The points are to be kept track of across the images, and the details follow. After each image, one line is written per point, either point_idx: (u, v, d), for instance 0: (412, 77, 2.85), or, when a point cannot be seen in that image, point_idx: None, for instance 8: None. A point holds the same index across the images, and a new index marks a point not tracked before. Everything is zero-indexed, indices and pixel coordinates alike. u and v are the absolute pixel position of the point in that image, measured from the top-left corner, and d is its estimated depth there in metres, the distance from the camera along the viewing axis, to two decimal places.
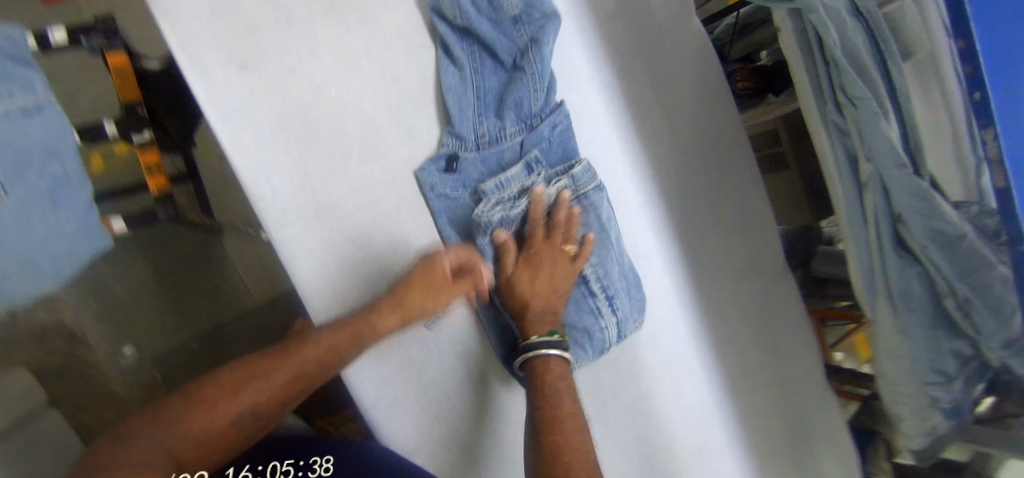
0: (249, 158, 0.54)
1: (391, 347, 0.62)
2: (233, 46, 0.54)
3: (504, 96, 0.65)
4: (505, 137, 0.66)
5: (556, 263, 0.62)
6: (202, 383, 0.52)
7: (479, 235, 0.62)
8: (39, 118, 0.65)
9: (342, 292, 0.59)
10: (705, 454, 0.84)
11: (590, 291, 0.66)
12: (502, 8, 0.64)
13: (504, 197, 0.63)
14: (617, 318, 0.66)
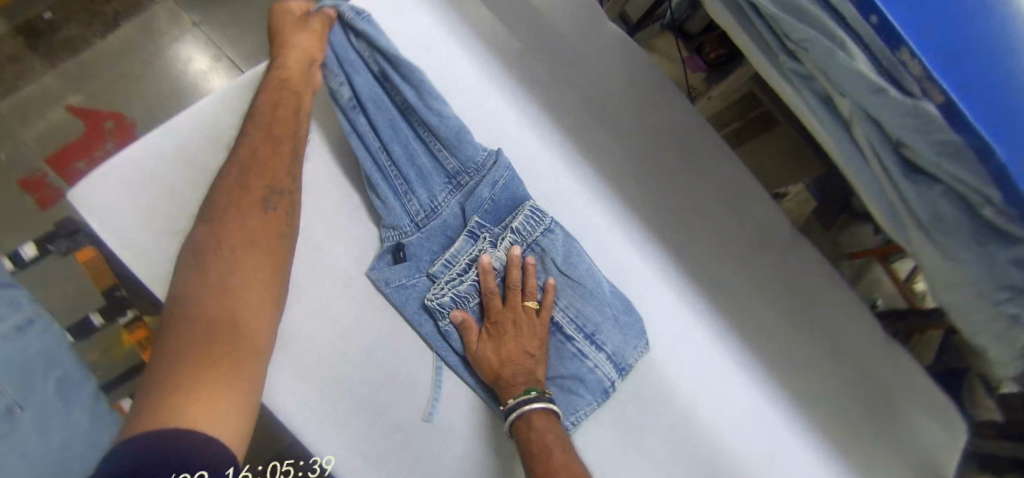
0: None
1: (391, 449, 0.60)
2: (160, 217, 0.59)
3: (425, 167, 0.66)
4: (443, 207, 0.66)
5: (523, 321, 0.62)
6: (179, 369, 0.45)
7: (439, 319, 0.62)
8: (33, 330, 0.69)
9: (325, 413, 0.59)
10: (779, 462, 0.74)
11: (567, 336, 0.64)
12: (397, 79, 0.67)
13: (456, 271, 0.64)
14: (607, 355, 0.63)
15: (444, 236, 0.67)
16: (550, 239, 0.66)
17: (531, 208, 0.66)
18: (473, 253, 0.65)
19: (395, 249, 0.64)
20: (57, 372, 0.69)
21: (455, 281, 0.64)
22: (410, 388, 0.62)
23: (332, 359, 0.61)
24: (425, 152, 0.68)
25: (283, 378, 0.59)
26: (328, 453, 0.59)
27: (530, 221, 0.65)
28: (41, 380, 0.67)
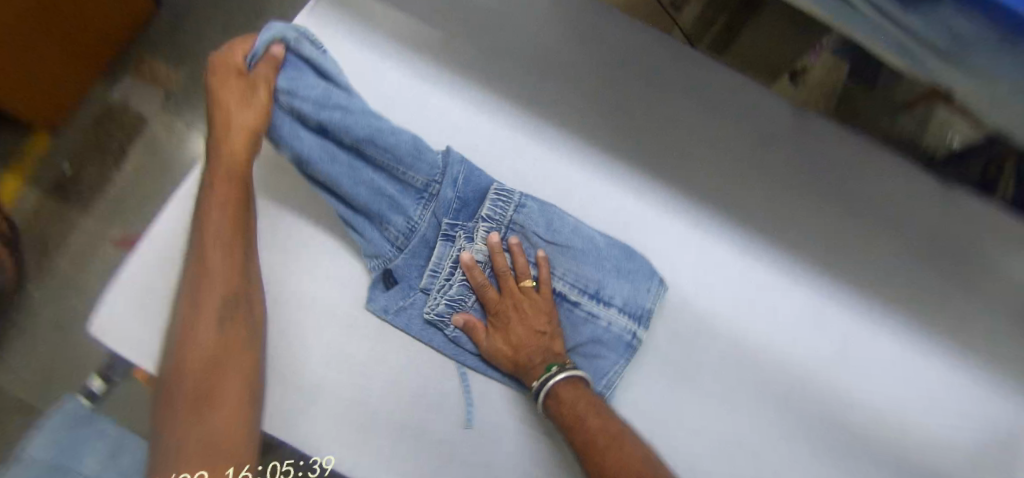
0: None
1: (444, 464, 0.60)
2: (167, 323, 0.61)
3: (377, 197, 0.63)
4: (416, 221, 0.65)
5: (525, 303, 0.62)
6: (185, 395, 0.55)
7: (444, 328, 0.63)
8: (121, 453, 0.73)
9: (374, 448, 0.60)
10: (855, 350, 0.68)
11: (573, 303, 0.63)
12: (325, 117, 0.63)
13: (445, 278, 0.64)
14: (618, 308, 0.62)
15: (426, 243, 0.66)
16: (528, 214, 0.64)
17: (498, 190, 0.64)
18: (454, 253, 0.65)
19: (383, 275, 0.64)
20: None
21: (445, 285, 0.64)
22: (443, 403, 0.62)
23: (363, 397, 0.61)
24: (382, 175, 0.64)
25: (325, 428, 0.60)
26: None
27: (502, 204, 0.64)
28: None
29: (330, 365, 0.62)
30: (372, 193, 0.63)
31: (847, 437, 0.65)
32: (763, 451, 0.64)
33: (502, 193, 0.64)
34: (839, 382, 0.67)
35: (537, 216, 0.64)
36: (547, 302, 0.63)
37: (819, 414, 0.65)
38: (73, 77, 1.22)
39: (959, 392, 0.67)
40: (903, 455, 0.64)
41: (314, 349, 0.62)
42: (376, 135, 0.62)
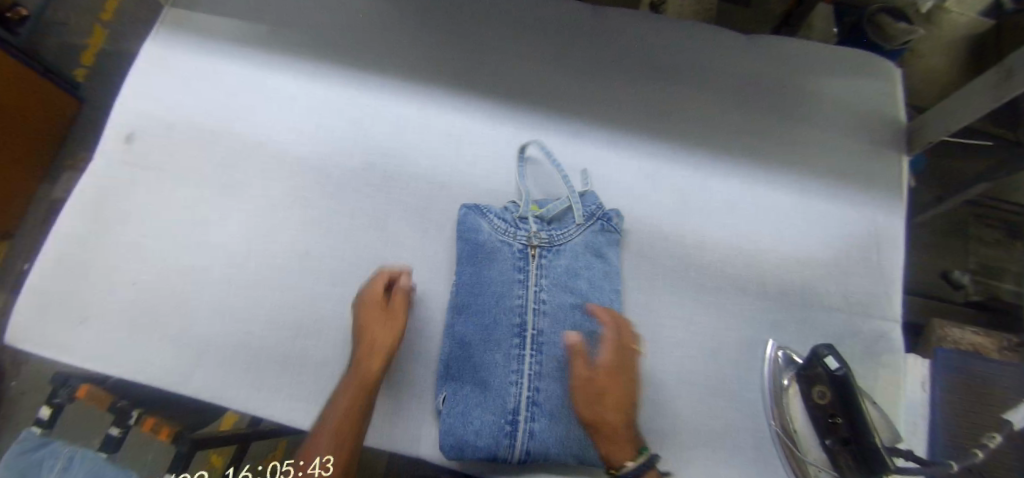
0: (131, 364, 0.66)
1: (328, 383, 0.64)
2: (68, 316, 0.68)
3: (491, 265, 0.66)
4: (485, 237, 0.67)
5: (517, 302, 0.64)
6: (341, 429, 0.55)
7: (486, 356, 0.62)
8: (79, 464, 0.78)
9: (266, 382, 0.64)
10: (698, 195, 0.72)
11: (513, 223, 0.68)
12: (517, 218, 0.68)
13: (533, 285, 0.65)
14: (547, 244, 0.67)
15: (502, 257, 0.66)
16: (554, 257, 0.67)
17: (583, 212, 0.69)
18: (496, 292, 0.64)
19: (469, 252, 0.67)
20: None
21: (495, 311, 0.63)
22: (320, 331, 0.66)
23: (245, 340, 0.66)
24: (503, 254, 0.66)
25: (215, 374, 0.65)
26: (278, 414, 0.63)
27: (539, 224, 0.68)
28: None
29: (212, 318, 0.67)
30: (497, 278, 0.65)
31: (703, 272, 0.69)
32: (628, 304, 0.68)
33: (525, 252, 0.66)
34: (687, 228, 0.71)
35: (606, 244, 0.68)
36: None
37: (673, 262, 0.69)
38: (21, 181, 1.19)
39: (801, 212, 0.73)
40: (757, 277, 0.70)
41: (197, 310, 0.67)
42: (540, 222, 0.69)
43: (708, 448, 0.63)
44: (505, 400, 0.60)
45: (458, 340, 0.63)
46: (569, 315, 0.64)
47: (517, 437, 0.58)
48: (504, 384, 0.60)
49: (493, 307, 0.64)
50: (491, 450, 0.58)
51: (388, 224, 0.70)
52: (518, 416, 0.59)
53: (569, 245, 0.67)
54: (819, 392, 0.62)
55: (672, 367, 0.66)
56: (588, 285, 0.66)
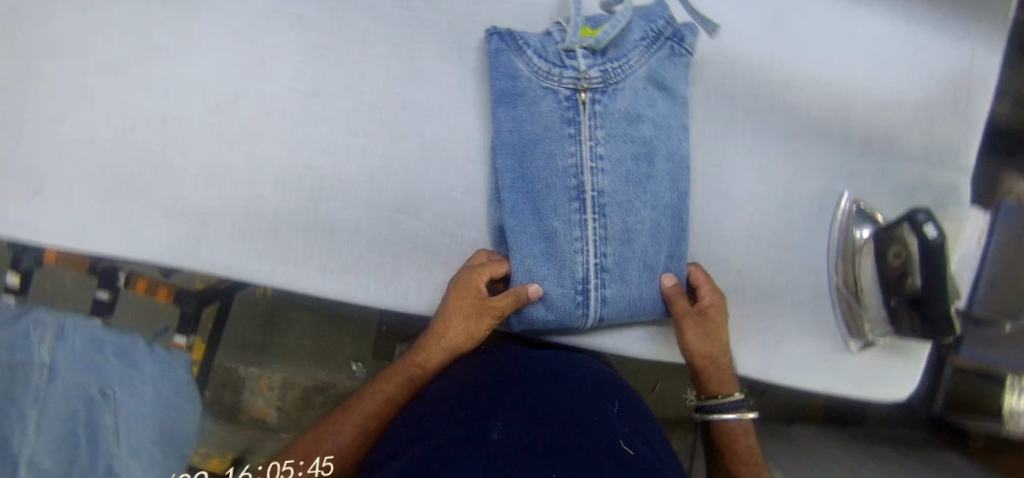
0: (116, 238, 0.54)
1: (365, 251, 0.56)
2: (12, 183, 0.52)
3: (535, 121, 0.51)
4: (522, 84, 0.51)
5: (573, 162, 0.50)
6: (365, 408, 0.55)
7: (546, 225, 0.51)
8: (76, 330, 0.74)
9: (291, 251, 0.55)
10: (791, 21, 0.60)
11: (555, 59, 0.50)
12: (560, 50, 0.50)
13: (588, 139, 0.50)
14: (606, 82, 0.50)
15: (547, 105, 0.50)
16: (612, 99, 0.51)
17: (642, 34, 0.51)
18: (545, 153, 0.50)
19: (505, 101, 0.51)
20: (112, 350, 0.76)
21: (546, 176, 0.51)
22: (345, 191, 0.55)
23: (257, 204, 0.55)
24: (545, 102, 0.50)
25: (227, 246, 0.55)
26: (313, 288, 0.56)
27: (590, 55, 0.50)
28: (103, 359, 0.74)
29: (209, 181, 0.54)
30: (543, 132, 0.50)
31: (784, 118, 0.61)
32: (700, 154, 0.60)
33: (575, 96, 0.50)
34: (775, 63, 0.60)
35: (671, 73, 0.53)
36: (659, 223, 0.53)
37: (754, 106, 0.60)
38: None
39: (901, 46, 0.63)
40: (842, 123, 0.62)
41: (186, 171, 0.54)
42: (594, 49, 0.50)
43: (767, 302, 0.63)
44: (571, 271, 0.51)
45: (506, 207, 0.52)
46: (636, 168, 0.52)
47: (590, 307, 0.52)
48: (569, 253, 0.51)
49: (544, 171, 0.51)
50: (561, 322, 0.53)
51: (415, 56, 0.55)
52: (588, 284, 0.52)
53: (630, 81, 0.51)
54: (894, 253, 0.58)
55: (741, 225, 0.61)
56: (654, 127, 0.52)
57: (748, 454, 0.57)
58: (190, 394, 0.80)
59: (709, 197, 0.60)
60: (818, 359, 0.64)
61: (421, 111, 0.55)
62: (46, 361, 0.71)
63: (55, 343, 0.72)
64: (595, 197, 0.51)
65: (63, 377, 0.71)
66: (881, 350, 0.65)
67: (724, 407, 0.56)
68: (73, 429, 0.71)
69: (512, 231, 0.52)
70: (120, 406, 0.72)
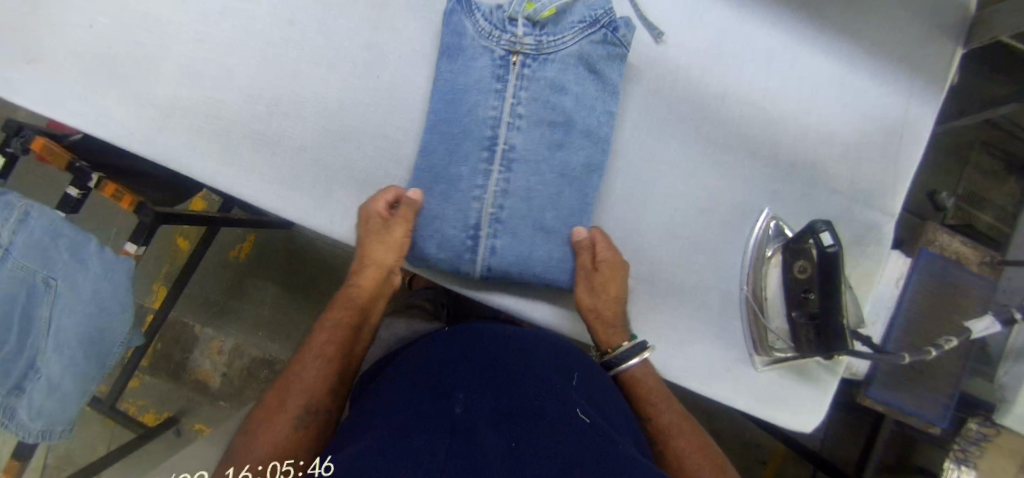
0: (88, 115, 0.59)
1: (303, 170, 0.61)
2: (12, 51, 0.59)
3: (468, 73, 0.56)
4: (464, 40, 0.56)
5: (491, 115, 0.55)
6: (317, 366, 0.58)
7: (456, 168, 0.55)
8: (36, 218, 0.76)
9: (238, 157, 0.60)
10: (733, 44, 0.65)
11: (496, 23, 0.56)
12: (504, 17, 0.56)
13: (510, 98, 0.55)
14: (537, 52, 0.55)
15: (481, 61, 0.56)
16: (540, 68, 0.56)
17: (581, 17, 0.56)
18: (469, 103, 0.55)
19: (447, 53, 0.57)
20: (66, 243, 0.77)
21: (465, 123, 0.55)
22: (298, 111, 0.61)
23: (217, 109, 0.60)
24: (479, 58, 0.56)
25: (183, 142, 0.60)
26: (248, 193, 0.60)
27: (529, 25, 0.55)
28: (55, 250, 0.76)
29: (181, 81, 0.60)
30: (471, 84, 0.55)
31: (716, 128, 0.65)
32: (632, 145, 0.63)
33: (506, 58, 0.55)
34: (713, 77, 0.65)
35: (604, 59, 0.57)
36: (559, 191, 0.57)
37: (689, 110, 0.64)
38: None
39: (837, 86, 0.67)
40: (771, 144, 0.66)
41: (164, 69, 0.60)
42: (533, 22, 0.56)
43: (677, 300, 0.64)
44: (466, 215, 0.55)
45: (424, 147, 0.57)
46: (549, 135, 0.56)
47: (478, 252, 0.55)
48: (468, 198, 0.55)
49: (465, 117, 0.55)
50: (450, 262, 0.56)
51: (386, 8, 0.62)
52: (480, 231, 0.55)
53: (560, 56, 0.56)
54: (800, 267, 0.60)
55: (660, 218, 0.64)
56: (575, 102, 0.57)
57: (654, 392, 0.61)
58: (125, 310, 0.82)
59: (632, 185, 0.64)
60: (721, 367, 0.65)
61: (381, 56, 0.61)
62: (3, 239, 0.74)
63: (17, 227, 0.75)
64: (505, 152, 0.55)
65: (15, 258, 0.74)
66: (786, 371, 0.66)
67: (619, 359, 0.59)
68: (10, 309, 0.76)
69: (426, 168, 0.57)
70: (57, 297, 0.76)
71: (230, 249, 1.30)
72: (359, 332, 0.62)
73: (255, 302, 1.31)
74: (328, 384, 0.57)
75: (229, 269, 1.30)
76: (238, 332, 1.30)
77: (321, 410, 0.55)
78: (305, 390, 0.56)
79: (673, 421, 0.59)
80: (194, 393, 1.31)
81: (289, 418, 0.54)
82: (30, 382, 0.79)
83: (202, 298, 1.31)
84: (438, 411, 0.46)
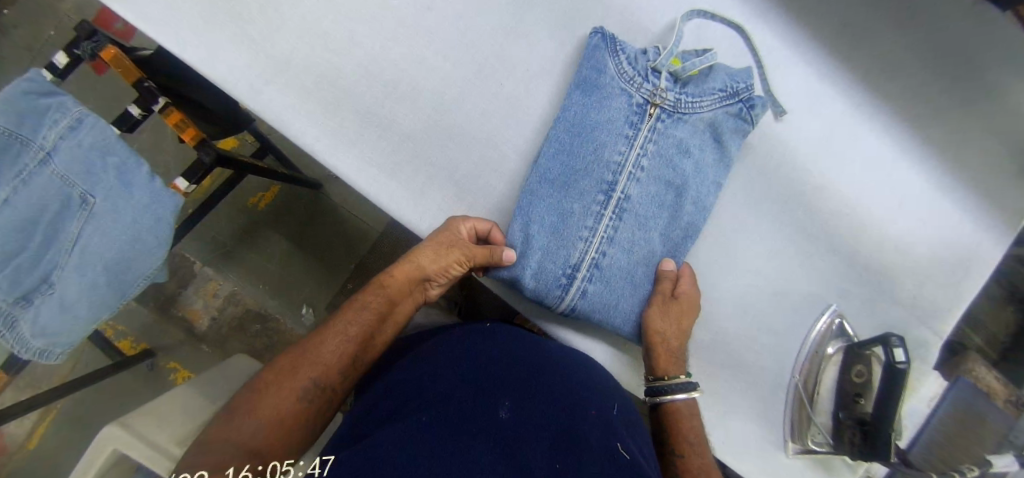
0: (197, 49, 0.56)
1: (405, 160, 0.59)
2: None
3: (601, 112, 0.56)
4: (605, 79, 0.56)
5: (617, 161, 0.56)
6: (329, 354, 0.54)
7: (569, 203, 0.55)
8: (87, 129, 0.65)
9: (342, 131, 0.58)
10: (840, 142, 0.67)
11: (643, 70, 0.56)
12: (650, 67, 0.56)
13: (639, 147, 0.56)
14: (674, 109, 0.56)
15: (618, 104, 0.56)
16: (672, 125, 0.56)
17: (721, 86, 0.56)
18: (597, 143, 0.55)
19: (583, 87, 0.56)
20: (114, 163, 0.66)
21: (590, 161, 0.55)
22: (414, 99, 0.59)
23: (333, 77, 0.58)
24: (616, 100, 0.56)
25: (290, 102, 0.57)
26: (343, 169, 0.58)
27: (672, 82, 0.56)
28: (101, 169, 0.66)
29: (303, 39, 0.57)
30: (606, 124, 0.56)
31: (807, 216, 0.66)
32: (723, 215, 0.65)
33: (644, 107, 0.56)
34: (813, 168, 0.66)
35: (730, 132, 0.57)
36: (654, 249, 0.58)
37: (786, 193, 0.66)
38: None
39: (924, 204, 0.69)
40: (852, 244, 0.67)
41: (289, 21, 0.57)
42: (676, 80, 0.57)
43: (730, 372, 0.65)
44: (568, 254, 0.55)
45: (540, 173, 0.55)
46: (663, 195, 0.57)
47: (569, 291, 0.55)
48: (573, 236, 0.55)
49: (589, 154, 0.55)
50: (537, 292, 0.56)
51: (525, 19, 0.60)
52: (577, 272, 0.55)
53: (695, 118, 0.57)
54: (858, 371, 0.63)
55: (733, 290, 0.65)
56: (694, 168, 0.57)
57: (692, 432, 0.58)
58: (160, 245, 0.71)
59: (715, 251, 0.65)
60: (756, 447, 0.65)
61: (509, 67, 0.60)
62: (47, 144, 0.63)
63: (66, 133, 0.64)
64: (620, 201, 0.56)
65: (55, 166, 0.63)
66: (814, 464, 0.66)
67: (670, 388, 0.57)
68: (35, 219, 0.64)
69: (537, 193, 0.55)
70: (90, 217, 0.65)
71: (250, 196, 1.19)
72: (381, 325, 0.58)
73: (266, 256, 1.20)
74: (334, 367, 0.54)
75: (245, 216, 1.20)
76: (237, 280, 1.19)
77: (324, 395, 0.53)
78: (314, 368, 0.53)
79: (708, 466, 0.56)
80: (179, 333, 1.18)
81: (292, 392, 0.52)
82: (40, 296, 0.66)
83: (212, 238, 1.19)
84: (482, 415, 0.46)
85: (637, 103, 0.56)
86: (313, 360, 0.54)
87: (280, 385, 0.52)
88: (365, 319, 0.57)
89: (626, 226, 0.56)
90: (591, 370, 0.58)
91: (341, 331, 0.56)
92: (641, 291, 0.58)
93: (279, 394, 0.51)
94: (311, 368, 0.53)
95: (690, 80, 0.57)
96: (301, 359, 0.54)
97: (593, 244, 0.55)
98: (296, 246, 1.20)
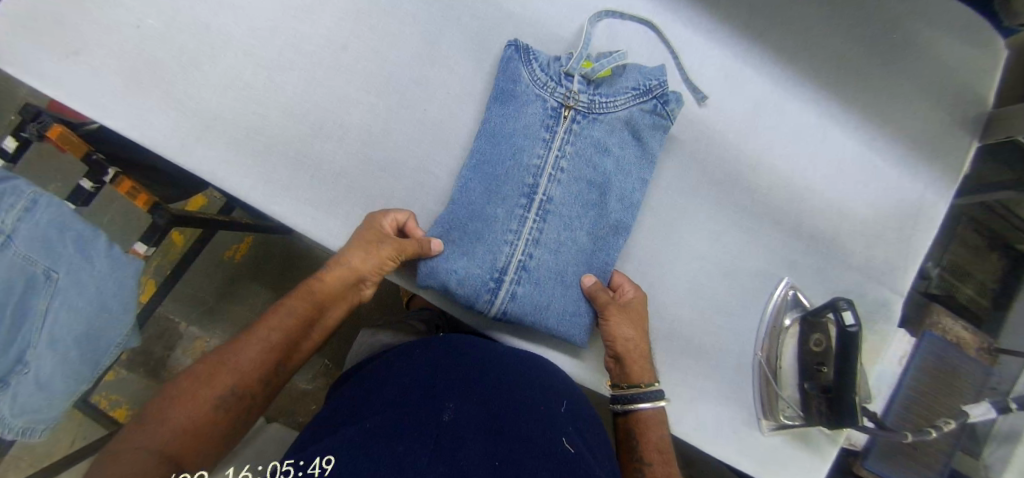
0: (124, 116, 0.57)
1: (341, 195, 0.60)
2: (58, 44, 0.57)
3: (516, 120, 0.57)
4: (519, 88, 0.58)
5: (537, 163, 0.57)
6: (243, 360, 0.53)
7: (492, 209, 0.56)
8: (44, 209, 0.64)
9: (274, 176, 0.59)
10: (766, 118, 0.68)
11: (555, 75, 0.57)
12: (562, 71, 0.57)
13: (557, 149, 0.57)
14: (588, 109, 0.57)
15: (534, 109, 0.57)
16: (588, 125, 0.58)
17: (635, 84, 0.58)
18: (515, 148, 0.57)
19: (499, 97, 0.59)
20: (72, 236, 0.66)
21: (509, 168, 0.57)
22: (341, 136, 0.60)
23: (260, 126, 0.60)
24: (531, 105, 0.58)
25: (221, 156, 0.59)
26: (280, 212, 0.59)
27: (585, 83, 0.58)
28: (61, 243, 0.64)
29: (227, 94, 0.59)
30: (525, 131, 0.57)
31: (746, 194, 0.67)
32: (663, 205, 0.66)
33: (559, 111, 0.57)
34: (743, 146, 0.67)
35: (649, 128, 0.59)
36: (582, 246, 0.59)
37: (719, 176, 0.67)
38: None
39: (859, 165, 0.70)
40: (797, 215, 0.68)
41: (209, 78, 0.59)
42: (589, 81, 0.58)
43: (693, 358, 0.66)
44: (495, 258, 0.56)
45: (464, 183, 0.58)
46: (588, 192, 0.58)
47: (498, 295, 0.56)
48: (499, 241, 0.56)
49: (509, 160, 0.57)
50: (468, 299, 0.56)
51: (440, 45, 0.62)
52: (505, 276, 0.56)
53: (611, 117, 0.58)
54: (817, 340, 0.63)
55: (683, 276, 0.66)
56: (615, 164, 0.59)
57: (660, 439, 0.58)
58: None
59: (660, 241, 0.66)
60: (730, 430, 0.65)
61: (431, 92, 0.62)
62: (5, 228, 0.61)
63: (24, 214, 0.63)
64: (544, 202, 0.57)
65: (16, 248, 0.62)
66: (790, 439, 0.66)
67: (645, 395, 0.58)
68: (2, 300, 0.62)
69: (462, 204, 0.57)
70: (55, 292, 0.63)
71: (225, 249, 1.21)
72: (304, 330, 0.57)
73: (248, 307, 1.21)
74: (252, 372, 0.53)
75: (222, 270, 1.21)
76: (221, 334, 1.20)
77: (241, 401, 0.51)
78: (231, 374, 0.52)
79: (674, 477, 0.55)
80: None
81: (205, 399, 0.50)
82: (16, 376, 0.63)
83: (193, 296, 1.21)
84: (427, 416, 0.44)
85: (552, 106, 0.57)
86: (228, 366, 0.52)
87: (188, 394, 0.50)
88: (288, 324, 0.56)
89: (551, 226, 0.57)
90: (546, 370, 0.58)
91: (259, 336, 0.55)
92: (574, 289, 0.59)
93: (188, 402, 0.49)
94: (224, 375, 0.51)
95: (605, 81, 0.59)
96: (215, 365, 0.52)
97: (521, 247, 0.56)
98: (275, 293, 1.22)
